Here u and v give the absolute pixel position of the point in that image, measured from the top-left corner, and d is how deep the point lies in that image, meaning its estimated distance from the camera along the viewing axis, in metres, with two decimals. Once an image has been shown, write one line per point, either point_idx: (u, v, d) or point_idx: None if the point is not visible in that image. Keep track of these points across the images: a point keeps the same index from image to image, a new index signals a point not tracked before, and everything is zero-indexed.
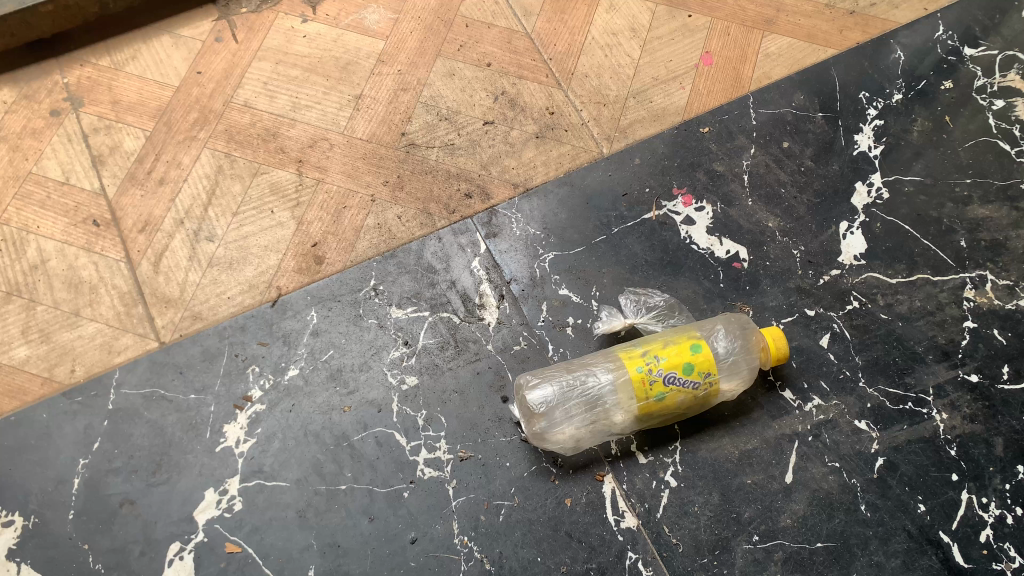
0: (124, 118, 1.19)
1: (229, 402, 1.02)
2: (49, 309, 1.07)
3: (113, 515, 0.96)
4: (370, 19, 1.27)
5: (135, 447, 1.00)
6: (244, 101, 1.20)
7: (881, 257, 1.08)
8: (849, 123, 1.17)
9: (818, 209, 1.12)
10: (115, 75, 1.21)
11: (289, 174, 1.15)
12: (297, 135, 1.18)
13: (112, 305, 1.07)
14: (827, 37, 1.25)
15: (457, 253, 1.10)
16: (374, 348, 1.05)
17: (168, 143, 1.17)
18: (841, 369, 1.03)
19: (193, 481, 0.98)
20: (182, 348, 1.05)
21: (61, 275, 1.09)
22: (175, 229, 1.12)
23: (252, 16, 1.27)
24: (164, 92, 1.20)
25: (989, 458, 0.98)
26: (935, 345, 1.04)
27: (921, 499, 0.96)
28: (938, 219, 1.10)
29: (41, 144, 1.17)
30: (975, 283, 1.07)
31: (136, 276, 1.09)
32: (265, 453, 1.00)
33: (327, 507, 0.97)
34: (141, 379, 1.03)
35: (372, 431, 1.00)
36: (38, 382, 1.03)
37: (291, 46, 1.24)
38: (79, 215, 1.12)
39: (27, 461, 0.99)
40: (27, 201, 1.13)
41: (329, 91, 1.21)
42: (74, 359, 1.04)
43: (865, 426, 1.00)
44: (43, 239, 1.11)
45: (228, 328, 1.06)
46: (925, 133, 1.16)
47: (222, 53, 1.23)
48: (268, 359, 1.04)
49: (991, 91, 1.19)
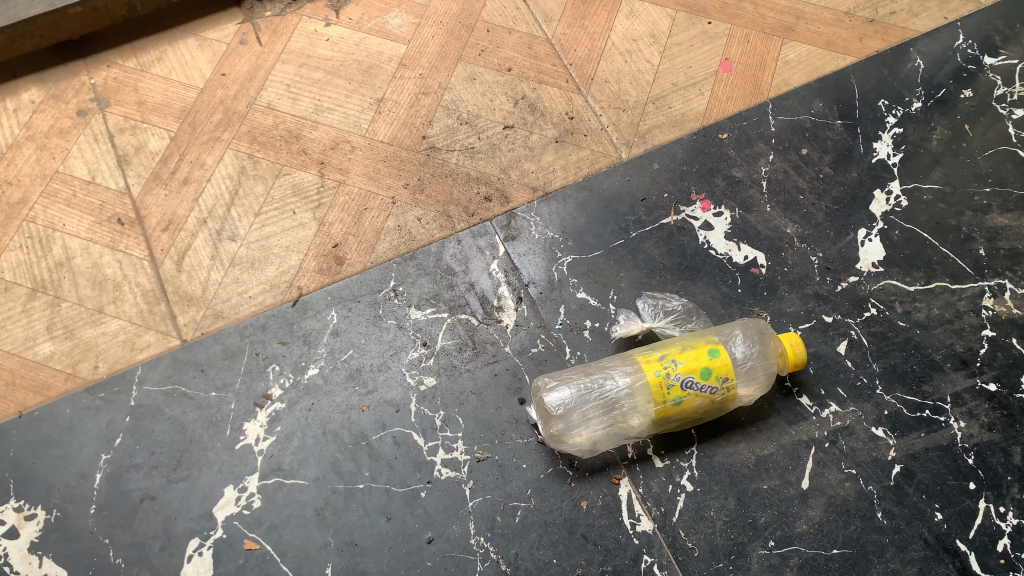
0: (149, 118, 1.20)
1: (249, 400, 1.03)
2: (74, 306, 1.09)
3: (134, 510, 0.98)
4: (392, 23, 1.28)
5: (156, 443, 1.01)
6: (267, 103, 1.21)
7: (899, 265, 1.08)
8: (868, 131, 1.18)
9: (836, 216, 1.12)
10: (141, 76, 1.23)
11: (310, 175, 1.16)
12: (318, 137, 1.19)
13: (135, 302, 1.09)
14: (846, 44, 1.25)
15: (476, 255, 1.11)
16: (392, 349, 1.06)
17: (192, 143, 1.19)
18: (859, 376, 1.03)
19: (213, 478, 0.99)
20: (204, 346, 1.06)
21: (85, 272, 1.10)
22: (198, 228, 1.13)
23: (276, 20, 1.28)
24: (189, 93, 1.22)
25: (1007, 467, 0.98)
26: (953, 353, 1.04)
27: (938, 508, 0.96)
28: (957, 227, 1.10)
29: (67, 143, 1.18)
30: (994, 292, 1.07)
31: (160, 274, 1.10)
32: (285, 451, 1.01)
33: (345, 506, 0.98)
34: (163, 376, 1.05)
35: (390, 431, 1.01)
36: (62, 378, 1.04)
37: (313, 49, 1.26)
38: (104, 214, 1.14)
39: (50, 455, 1.00)
40: (54, 199, 1.15)
41: (351, 94, 1.22)
42: (97, 355, 1.06)
43: (882, 433, 1.00)
44: (69, 237, 1.12)
45: (250, 327, 1.07)
46: (944, 141, 1.16)
47: (247, 56, 1.25)
48: (288, 359, 1.05)
49: (1011, 100, 1.19)
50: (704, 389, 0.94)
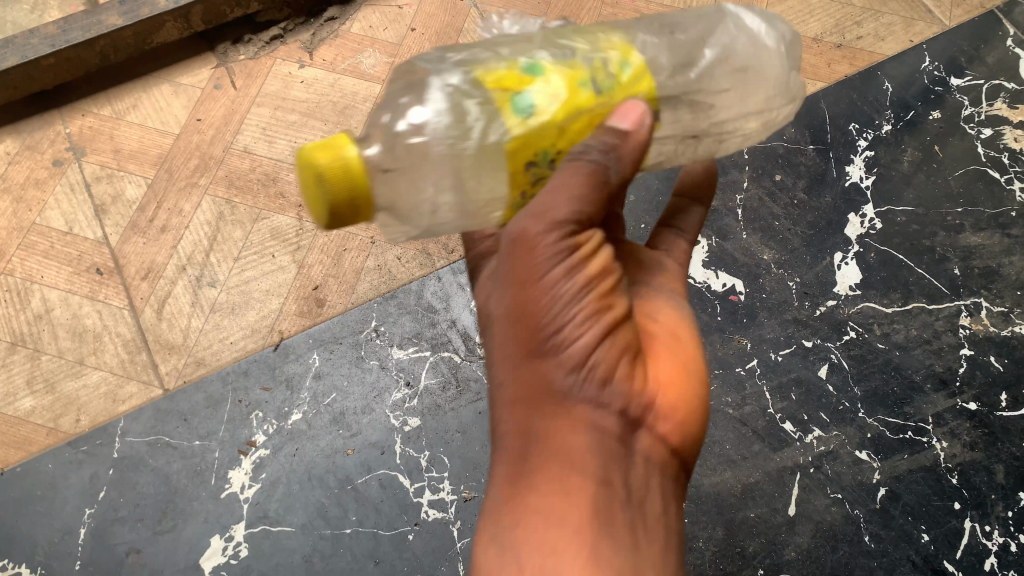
0: (125, 166, 1.20)
1: (233, 447, 1.03)
2: (54, 358, 1.08)
3: (120, 564, 0.98)
4: (366, 63, 1.28)
5: (140, 495, 1.01)
6: (243, 147, 1.21)
7: (877, 287, 1.10)
8: (840, 155, 1.19)
9: (812, 241, 1.13)
10: (117, 125, 1.23)
11: (289, 219, 1.16)
12: (296, 179, 1.19)
13: (116, 353, 1.08)
14: (816, 70, 1.26)
15: (457, 291, 1.11)
16: (376, 391, 1.06)
17: (169, 191, 1.18)
18: (841, 400, 1.04)
19: (199, 528, 0.99)
20: (186, 395, 1.06)
21: (65, 324, 1.10)
22: (177, 275, 1.13)
23: (250, 63, 1.28)
24: (165, 140, 1.22)
25: (990, 486, 0.99)
26: (933, 373, 1.05)
27: (925, 529, 0.97)
28: (931, 248, 1.12)
29: (44, 195, 1.18)
30: (971, 310, 1.08)
31: (140, 323, 1.10)
32: (271, 499, 1.00)
33: (333, 551, 0.98)
34: (145, 427, 1.04)
35: (375, 474, 1.01)
36: (43, 433, 1.04)
37: (288, 92, 1.26)
38: (83, 264, 1.14)
39: (34, 512, 1.00)
40: (31, 251, 1.14)
41: (328, 135, 1.23)
42: (79, 408, 1.05)
43: (866, 456, 1.01)
44: (47, 289, 1.12)
45: (231, 373, 1.07)
46: (915, 162, 1.18)
47: (221, 100, 1.25)
48: (271, 404, 1.05)
49: (979, 120, 1.21)
50: (622, 118, 0.60)
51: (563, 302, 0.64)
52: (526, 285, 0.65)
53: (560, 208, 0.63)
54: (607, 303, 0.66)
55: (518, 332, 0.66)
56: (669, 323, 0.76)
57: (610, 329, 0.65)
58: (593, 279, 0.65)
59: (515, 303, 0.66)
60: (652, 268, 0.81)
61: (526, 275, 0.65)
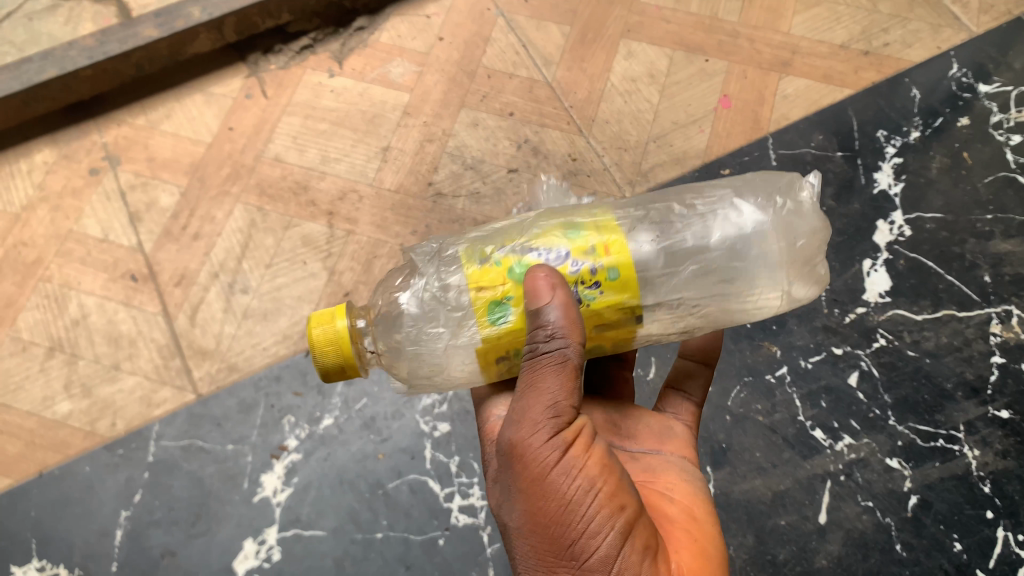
0: (159, 174, 1.22)
1: (266, 452, 1.04)
2: (90, 363, 1.10)
3: (155, 566, 0.99)
4: (395, 72, 1.30)
5: (175, 498, 1.02)
6: (274, 156, 1.23)
7: (906, 294, 1.09)
8: (869, 162, 1.19)
9: (841, 247, 1.13)
10: (151, 134, 1.26)
11: (319, 226, 1.18)
12: (326, 187, 1.21)
13: (151, 358, 1.10)
14: (843, 77, 1.26)
15: None
16: (406, 396, 1.06)
17: (202, 199, 1.20)
18: (871, 408, 1.04)
19: (233, 531, 1.00)
20: (219, 400, 1.07)
21: (101, 329, 1.12)
22: (210, 281, 1.15)
23: (281, 73, 1.30)
24: (198, 148, 1.24)
25: (1023, 495, 0.99)
26: (964, 381, 1.05)
27: (957, 537, 0.97)
28: (961, 255, 1.12)
29: (80, 203, 1.20)
30: (1001, 318, 1.08)
31: (173, 329, 1.12)
32: (302, 503, 1.01)
33: (364, 555, 0.99)
34: (180, 431, 1.05)
35: (406, 479, 1.02)
36: (80, 436, 1.06)
37: (318, 101, 1.28)
38: (118, 271, 1.16)
39: (72, 514, 1.02)
40: (68, 258, 1.17)
41: (357, 143, 1.24)
42: (115, 412, 1.07)
43: (897, 464, 1.01)
44: (84, 295, 1.14)
45: (263, 378, 1.08)
46: (944, 169, 1.18)
47: (252, 110, 1.27)
48: (303, 410, 1.06)
49: (1008, 126, 1.20)
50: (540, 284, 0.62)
51: (576, 505, 0.61)
52: (532, 490, 0.62)
53: (539, 405, 0.63)
54: (621, 501, 0.61)
55: (535, 545, 0.63)
56: (686, 503, 0.73)
57: (626, 531, 0.60)
58: (601, 479, 0.62)
59: (526, 515, 0.63)
60: (664, 434, 0.82)
61: (532, 478, 0.62)
